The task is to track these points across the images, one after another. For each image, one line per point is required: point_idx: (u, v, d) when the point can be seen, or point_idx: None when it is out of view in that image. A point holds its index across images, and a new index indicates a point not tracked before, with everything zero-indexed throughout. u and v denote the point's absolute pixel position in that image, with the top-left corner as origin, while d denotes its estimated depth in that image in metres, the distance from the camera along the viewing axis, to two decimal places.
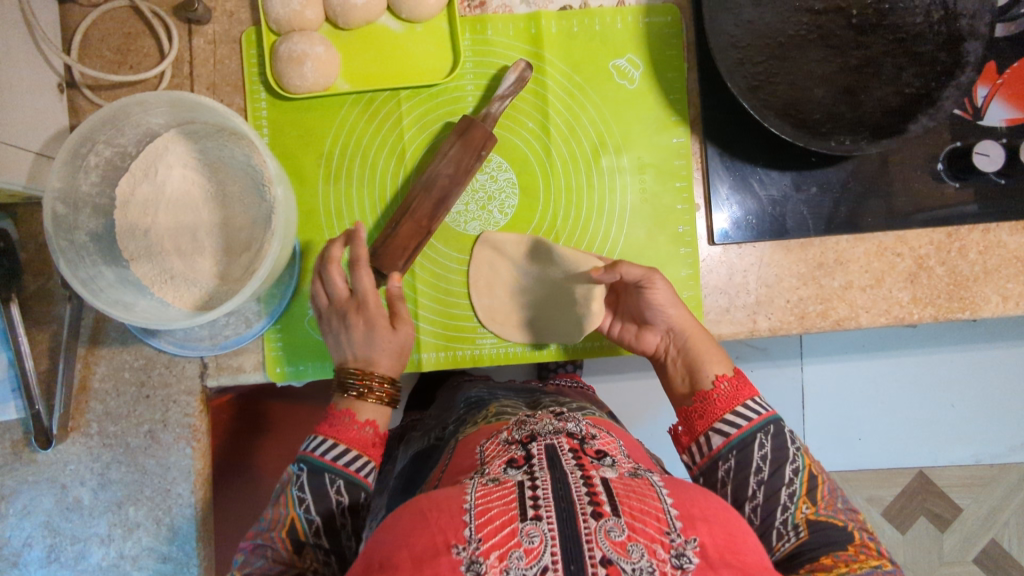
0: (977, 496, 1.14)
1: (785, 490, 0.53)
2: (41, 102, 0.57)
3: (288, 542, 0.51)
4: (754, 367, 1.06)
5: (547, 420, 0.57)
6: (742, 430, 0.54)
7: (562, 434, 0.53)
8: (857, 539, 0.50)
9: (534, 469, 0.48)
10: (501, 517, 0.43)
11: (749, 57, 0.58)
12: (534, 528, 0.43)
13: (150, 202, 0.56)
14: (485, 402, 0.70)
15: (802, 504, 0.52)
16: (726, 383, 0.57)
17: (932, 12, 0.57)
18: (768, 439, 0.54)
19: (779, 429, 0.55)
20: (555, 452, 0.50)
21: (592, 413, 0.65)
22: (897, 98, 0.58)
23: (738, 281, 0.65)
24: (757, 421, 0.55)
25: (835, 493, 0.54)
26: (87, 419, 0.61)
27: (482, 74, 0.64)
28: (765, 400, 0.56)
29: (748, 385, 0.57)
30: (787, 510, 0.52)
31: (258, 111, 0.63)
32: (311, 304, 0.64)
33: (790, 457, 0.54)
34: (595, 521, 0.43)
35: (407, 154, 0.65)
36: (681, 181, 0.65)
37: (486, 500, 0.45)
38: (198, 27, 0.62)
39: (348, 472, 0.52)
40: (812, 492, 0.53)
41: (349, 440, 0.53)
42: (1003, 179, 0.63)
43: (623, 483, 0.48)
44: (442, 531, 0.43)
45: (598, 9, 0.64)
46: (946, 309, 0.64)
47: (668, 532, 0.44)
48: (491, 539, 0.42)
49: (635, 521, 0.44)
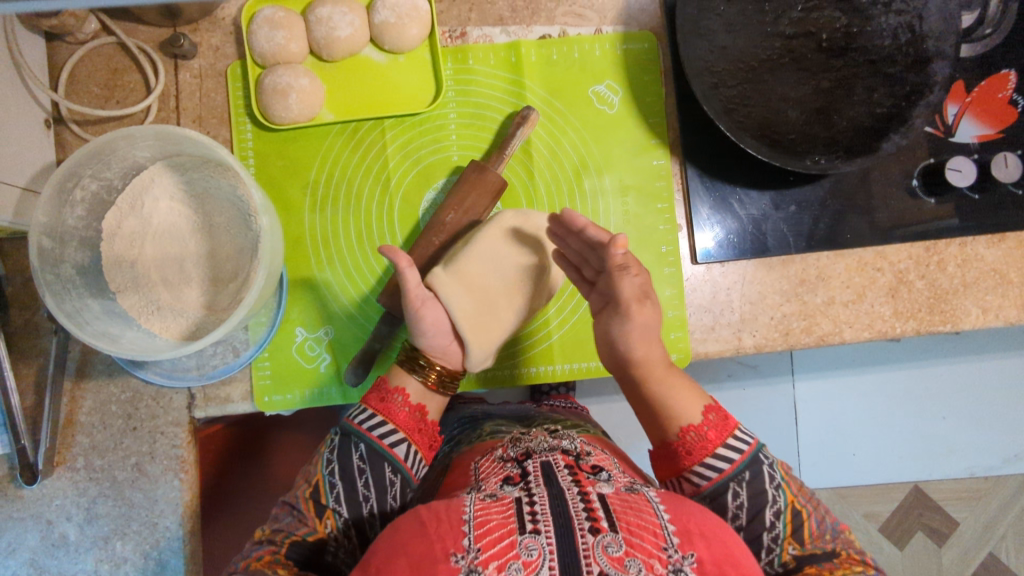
0: (973, 508, 1.14)
1: (766, 534, 0.52)
2: (28, 138, 0.57)
3: (310, 504, 0.52)
4: (745, 385, 1.07)
5: (542, 438, 0.57)
6: (715, 480, 0.53)
7: (557, 450, 0.54)
8: (842, 556, 0.51)
9: (531, 486, 0.48)
10: (501, 529, 0.43)
11: (723, 81, 0.60)
12: (533, 540, 0.43)
13: (137, 235, 0.57)
14: (478, 422, 0.70)
15: (788, 545, 0.52)
16: (693, 435, 0.54)
17: (900, 35, 0.59)
18: (744, 487, 0.53)
19: (755, 472, 0.53)
20: (551, 469, 0.50)
21: (586, 431, 0.66)
22: (868, 117, 0.59)
23: (722, 299, 0.66)
24: (736, 467, 0.53)
25: (824, 521, 0.54)
26: (73, 453, 0.61)
27: (464, 102, 0.66)
28: (745, 436, 0.54)
29: (722, 429, 0.55)
30: (772, 552, 0.52)
31: (244, 142, 0.64)
32: (299, 331, 0.64)
33: (769, 500, 0.53)
34: (593, 537, 0.43)
35: (392, 182, 0.66)
36: (662, 203, 0.66)
37: (485, 513, 0.45)
38: (184, 62, 0.63)
39: (377, 443, 0.54)
40: (797, 532, 0.53)
41: (383, 408, 0.56)
42: (977, 194, 0.65)
43: (620, 499, 0.48)
44: (442, 543, 0.43)
45: (576, 37, 0.66)
46: (928, 322, 0.65)
47: (666, 548, 0.44)
48: (490, 549, 0.42)
49: (633, 536, 0.44)
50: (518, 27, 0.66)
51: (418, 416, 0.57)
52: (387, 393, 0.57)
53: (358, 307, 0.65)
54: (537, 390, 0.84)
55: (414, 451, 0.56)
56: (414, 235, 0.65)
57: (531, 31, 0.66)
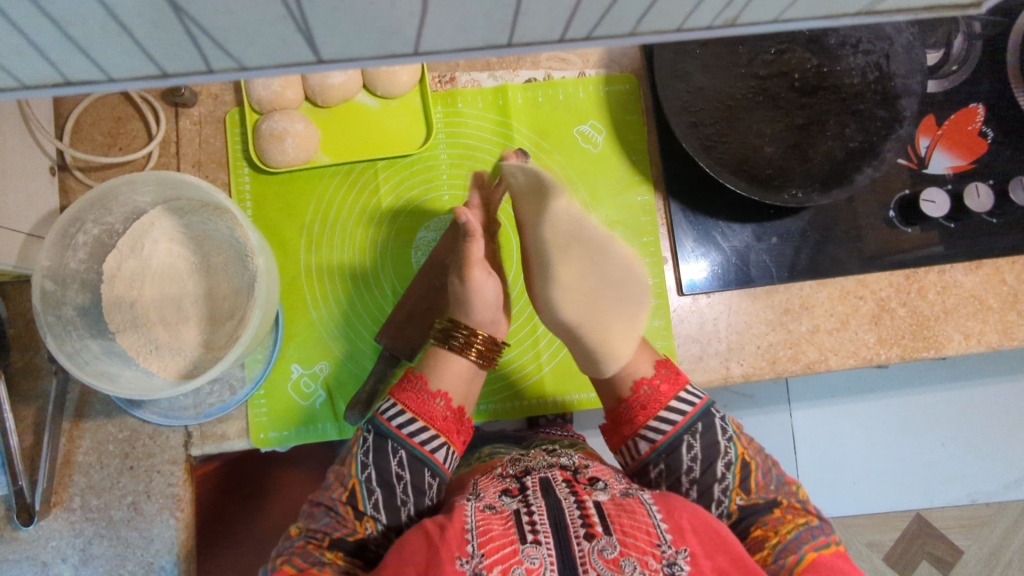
0: (976, 536, 1.13)
1: (717, 486, 0.57)
2: (34, 185, 0.60)
3: (348, 507, 0.54)
4: (744, 415, 1.08)
5: (541, 457, 0.60)
6: (668, 434, 0.58)
7: (555, 467, 0.57)
8: (784, 504, 0.57)
9: (529, 498, 0.51)
10: (503, 538, 0.46)
11: (701, 120, 0.62)
12: (534, 550, 0.46)
13: (135, 276, 0.58)
14: (480, 446, 0.73)
15: (735, 496, 0.57)
16: (646, 387, 0.59)
17: (868, 74, 0.62)
18: (696, 439, 0.58)
19: (707, 423, 0.59)
20: (549, 483, 0.53)
21: (583, 448, 0.69)
22: (842, 151, 0.61)
23: (709, 330, 0.67)
24: (689, 419, 0.59)
25: (766, 475, 0.60)
26: (70, 493, 0.61)
27: (454, 144, 0.68)
28: (698, 388, 0.61)
29: (673, 384, 0.60)
30: (721, 504, 0.57)
31: (241, 186, 0.66)
32: (294, 368, 0.65)
33: (721, 453, 0.58)
34: (588, 543, 0.46)
35: (385, 221, 0.68)
36: (647, 237, 0.68)
37: (486, 523, 0.48)
38: (184, 110, 0.65)
39: (393, 432, 0.55)
40: (745, 483, 0.58)
41: (418, 410, 0.56)
42: (952, 223, 0.67)
43: (615, 504, 0.51)
44: (447, 547, 0.46)
45: (560, 80, 0.69)
46: (912, 348, 0.66)
47: (659, 544, 0.47)
48: (493, 554, 0.45)
49: (626, 536, 0.47)
50: (504, 72, 0.69)
51: (456, 417, 0.58)
52: (428, 397, 0.57)
53: (351, 341, 0.66)
54: (536, 421, 0.84)
55: (451, 453, 0.58)
56: (407, 272, 0.67)
57: (517, 76, 0.69)
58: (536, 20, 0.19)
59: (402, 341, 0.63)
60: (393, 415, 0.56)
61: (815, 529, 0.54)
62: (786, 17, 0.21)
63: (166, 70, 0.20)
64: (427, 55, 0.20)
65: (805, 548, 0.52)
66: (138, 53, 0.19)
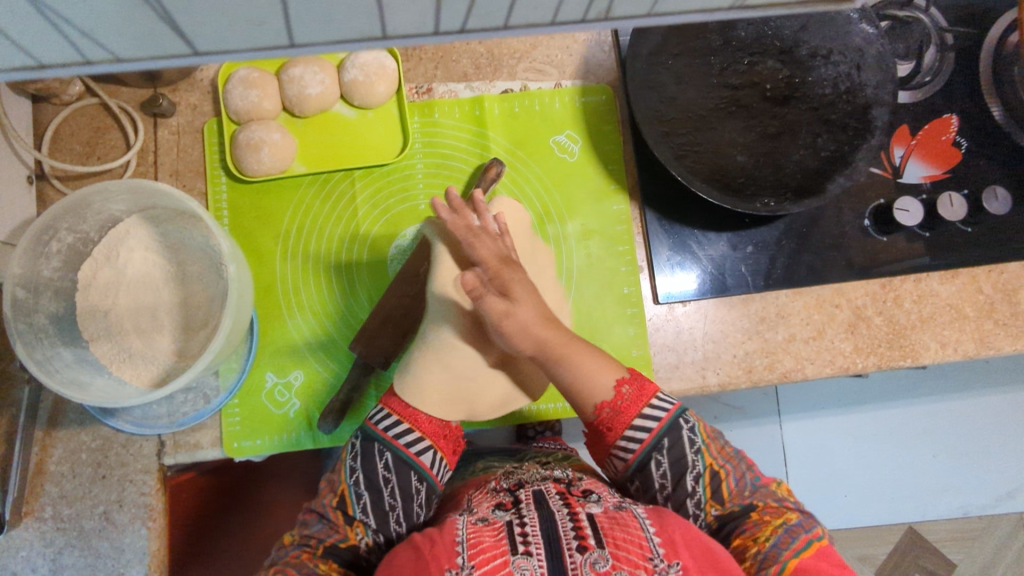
0: (968, 550, 1.12)
1: (689, 501, 0.58)
2: (9, 194, 0.60)
3: (338, 512, 0.56)
4: (732, 427, 1.08)
5: (534, 469, 0.60)
6: (644, 446, 0.57)
7: (549, 480, 0.56)
8: (761, 506, 0.58)
9: (522, 509, 0.51)
10: (493, 550, 0.46)
11: (674, 129, 0.63)
12: (525, 561, 0.45)
13: (111, 285, 0.58)
14: (471, 460, 0.72)
15: (710, 507, 0.59)
16: (627, 388, 0.57)
17: (839, 84, 0.62)
18: (663, 455, 0.57)
19: (673, 438, 0.57)
20: (543, 495, 0.53)
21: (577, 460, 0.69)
22: (814, 160, 0.62)
23: (685, 338, 0.67)
24: (661, 428, 0.57)
25: (743, 479, 0.60)
26: (41, 502, 0.61)
27: (431, 155, 0.69)
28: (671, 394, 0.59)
29: (648, 384, 0.58)
30: (699, 516, 0.59)
31: (218, 196, 0.66)
32: (269, 376, 0.65)
33: (689, 467, 0.58)
34: (582, 555, 0.46)
35: (361, 231, 0.68)
36: (623, 245, 0.68)
37: (477, 535, 0.48)
38: (163, 120, 0.66)
39: (376, 433, 0.57)
40: (717, 492, 0.59)
41: (400, 412, 0.58)
42: (926, 232, 0.67)
43: (608, 517, 0.51)
44: (436, 561, 0.46)
45: (537, 91, 0.69)
46: (888, 357, 0.66)
47: (652, 558, 0.47)
48: (482, 566, 0.45)
49: (619, 549, 0.47)
50: (482, 83, 0.69)
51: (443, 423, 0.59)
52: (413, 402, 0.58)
53: (326, 350, 0.66)
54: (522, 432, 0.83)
55: (439, 457, 0.59)
56: (382, 281, 0.68)
57: (494, 86, 0.69)
58: (405, 6, 0.20)
59: (377, 349, 0.63)
60: (377, 420, 0.58)
61: (792, 530, 0.56)
62: (661, 9, 0.22)
63: (52, 58, 0.21)
64: (304, 47, 0.22)
65: (786, 555, 0.54)
66: (28, 37, 0.19)
